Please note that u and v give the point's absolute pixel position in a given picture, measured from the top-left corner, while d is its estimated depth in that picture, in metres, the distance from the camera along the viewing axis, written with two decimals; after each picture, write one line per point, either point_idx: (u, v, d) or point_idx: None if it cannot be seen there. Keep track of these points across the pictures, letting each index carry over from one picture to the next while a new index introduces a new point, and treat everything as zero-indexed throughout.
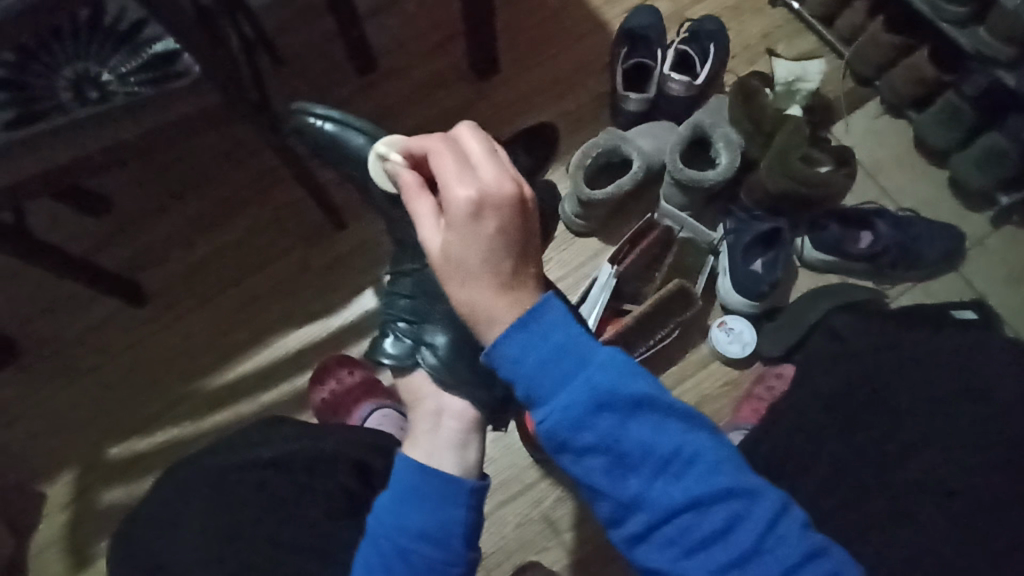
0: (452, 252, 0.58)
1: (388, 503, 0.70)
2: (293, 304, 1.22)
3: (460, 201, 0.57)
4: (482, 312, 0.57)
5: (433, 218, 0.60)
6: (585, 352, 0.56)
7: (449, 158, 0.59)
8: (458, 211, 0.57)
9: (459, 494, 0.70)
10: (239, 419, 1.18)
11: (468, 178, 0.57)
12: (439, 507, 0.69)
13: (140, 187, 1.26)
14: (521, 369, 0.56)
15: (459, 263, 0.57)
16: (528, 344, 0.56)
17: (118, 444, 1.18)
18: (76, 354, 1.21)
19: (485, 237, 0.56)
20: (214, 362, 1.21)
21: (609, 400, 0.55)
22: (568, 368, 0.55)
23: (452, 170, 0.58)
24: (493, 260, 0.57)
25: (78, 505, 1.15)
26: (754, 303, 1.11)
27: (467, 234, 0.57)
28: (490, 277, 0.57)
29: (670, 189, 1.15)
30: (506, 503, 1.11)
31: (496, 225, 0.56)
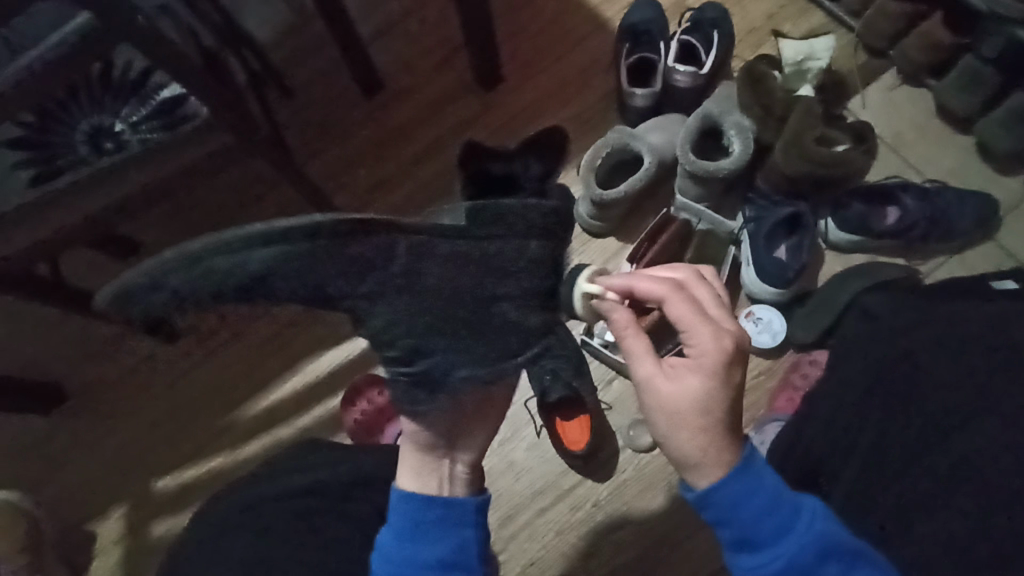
0: (697, 397, 0.65)
1: (395, 537, 0.70)
2: (321, 328, 1.25)
3: (699, 356, 0.66)
4: (696, 455, 0.65)
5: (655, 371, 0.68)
6: (786, 504, 0.64)
7: (681, 308, 0.69)
8: (683, 366, 0.67)
9: (467, 514, 0.72)
10: (277, 445, 1.20)
11: (703, 334, 0.67)
12: (449, 531, 0.71)
13: (164, 226, 1.30)
14: (735, 510, 0.65)
15: (686, 411, 0.65)
16: (743, 495, 0.65)
17: (164, 477, 1.21)
18: (119, 394, 1.25)
19: (711, 386, 0.65)
20: (250, 392, 1.24)
21: (829, 555, 0.62)
22: (783, 516, 0.64)
23: (697, 324, 0.68)
24: (706, 411, 0.65)
25: (131, 540, 1.19)
26: (780, 290, 1.09)
27: (687, 377, 0.66)
28: (707, 434, 0.65)
29: (684, 182, 1.13)
30: (545, 511, 1.11)
31: (723, 379, 0.66)
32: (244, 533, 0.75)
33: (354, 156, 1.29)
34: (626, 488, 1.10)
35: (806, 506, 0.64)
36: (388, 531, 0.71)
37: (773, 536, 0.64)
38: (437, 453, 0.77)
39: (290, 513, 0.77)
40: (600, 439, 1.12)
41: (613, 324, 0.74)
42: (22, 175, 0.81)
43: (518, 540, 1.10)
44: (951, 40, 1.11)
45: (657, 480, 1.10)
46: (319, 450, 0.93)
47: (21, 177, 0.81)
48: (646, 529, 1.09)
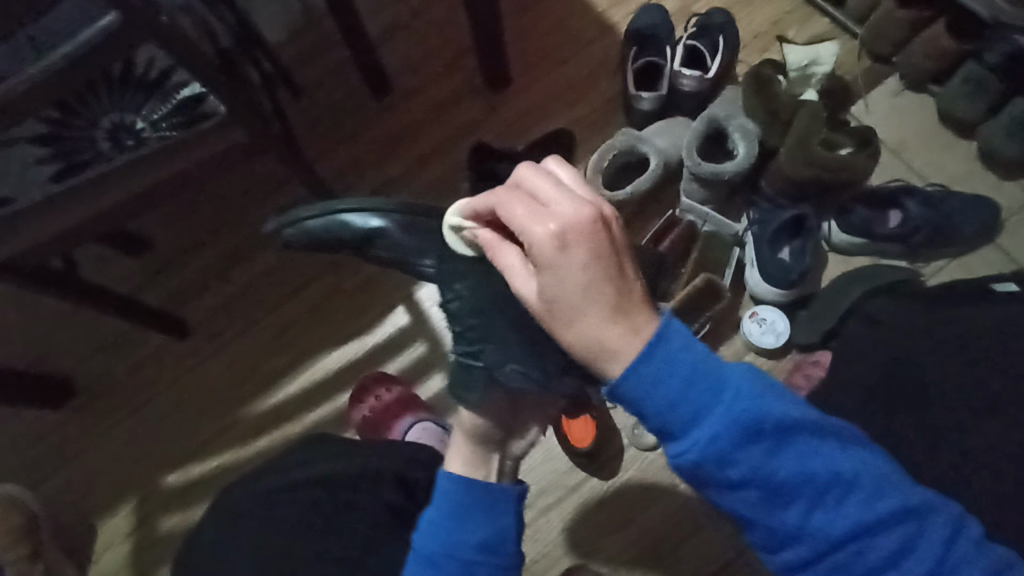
0: (549, 290, 0.53)
1: (437, 519, 0.72)
2: (330, 326, 1.26)
3: (531, 250, 0.52)
4: (596, 346, 0.53)
5: (522, 268, 0.56)
6: (712, 369, 0.53)
7: (511, 206, 0.54)
8: (548, 248, 0.51)
9: (505, 501, 0.74)
10: (286, 441, 1.22)
11: (530, 227, 0.52)
12: (487, 519, 0.72)
13: (175, 223, 1.32)
14: (660, 398, 0.52)
15: (549, 306, 0.53)
16: (665, 377, 0.52)
17: (172, 472, 1.22)
18: (128, 389, 1.27)
19: (565, 267, 0.51)
20: (258, 388, 1.25)
21: (755, 434, 0.52)
22: (711, 393, 0.52)
23: (525, 211, 0.53)
24: (570, 300, 0.52)
25: (138, 534, 1.20)
26: (783, 291, 1.10)
27: (560, 262, 0.51)
28: (587, 316, 0.53)
29: (690, 184, 1.15)
30: (549, 509, 1.12)
31: (575, 257, 0.51)
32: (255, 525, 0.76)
33: (363, 156, 1.31)
34: (630, 486, 1.12)
35: (737, 379, 0.53)
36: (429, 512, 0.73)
37: (710, 414, 0.52)
38: (493, 445, 0.77)
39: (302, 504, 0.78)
40: (605, 437, 1.13)
41: (481, 245, 0.61)
42: (43, 171, 0.83)
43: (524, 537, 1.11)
44: (953, 45, 1.13)
45: (661, 478, 1.12)
46: (328, 445, 0.94)
47: (42, 172, 0.83)
48: (649, 526, 1.10)
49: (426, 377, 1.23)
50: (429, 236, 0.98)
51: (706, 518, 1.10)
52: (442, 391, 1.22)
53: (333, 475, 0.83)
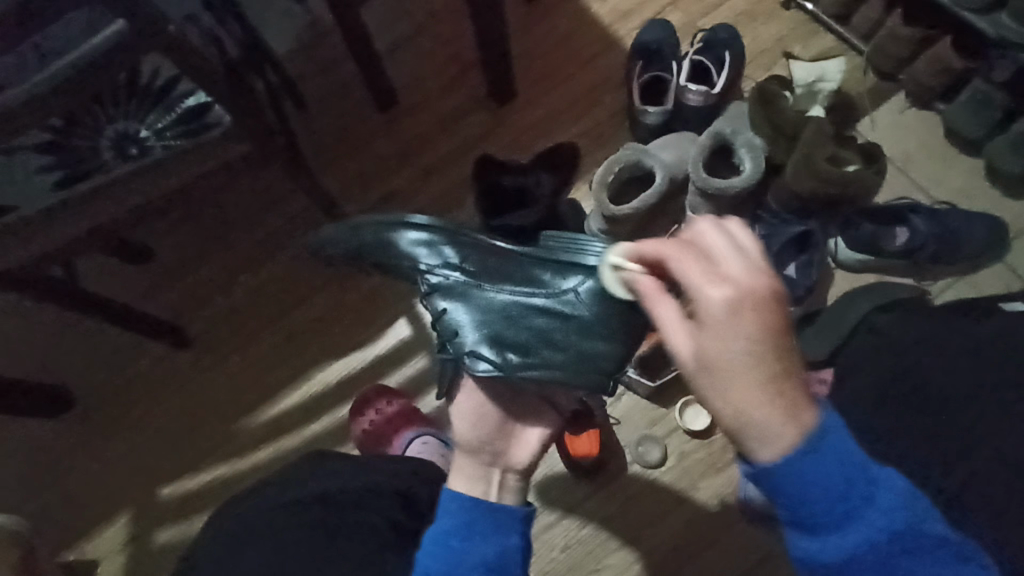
0: (710, 352, 0.52)
1: (444, 537, 0.70)
2: (332, 338, 1.25)
3: (695, 311, 0.53)
4: (745, 419, 0.51)
5: (679, 319, 0.56)
6: (866, 471, 0.52)
7: (681, 256, 0.55)
8: (718, 307, 0.51)
9: (514, 520, 0.73)
10: (286, 454, 1.20)
11: (697, 281, 0.53)
12: (496, 537, 0.72)
13: (177, 232, 1.31)
14: (809, 486, 0.50)
15: (706, 369, 0.52)
16: (824, 460, 0.50)
17: (169, 485, 1.21)
18: (126, 400, 1.25)
19: (726, 335, 0.51)
20: (258, 399, 1.24)
21: (910, 540, 0.50)
22: (859, 491, 0.51)
23: (698, 272, 0.53)
24: (735, 372, 0.51)
25: (134, 547, 1.18)
26: (790, 307, 1.10)
27: (731, 332, 0.51)
28: (753, 395, 0.50)
29: (696, 200, 1.15)
30: (551, 527, 1.10)
31: (743, 326, 0.50)
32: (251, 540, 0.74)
33: (367, 168, 1.31)
34: (634, 503, 1.10)
35: (889, 482, 0.52)
36: (439, 529, 0.71)
37: (848, 508, 0.51)
38: (490, 458, 0.79)
39: (300, 519, 0.77)
40: (609, 453, 1.12)
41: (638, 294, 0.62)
42: (48, 178, 0.83)
43: (526, 554, 1.09)
44: (959, 62, 1.13)
45: (665, 495, 1.10)
46: (327, 460, 0.93)
47: (46, 180, 0.83)
48: (652, 546, 1.08)
49: (427, 390, 1.21)
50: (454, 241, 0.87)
51: (710, 537, 1.08)
52: (443, 405, 1.20)
53: (331, 492, 0.81)
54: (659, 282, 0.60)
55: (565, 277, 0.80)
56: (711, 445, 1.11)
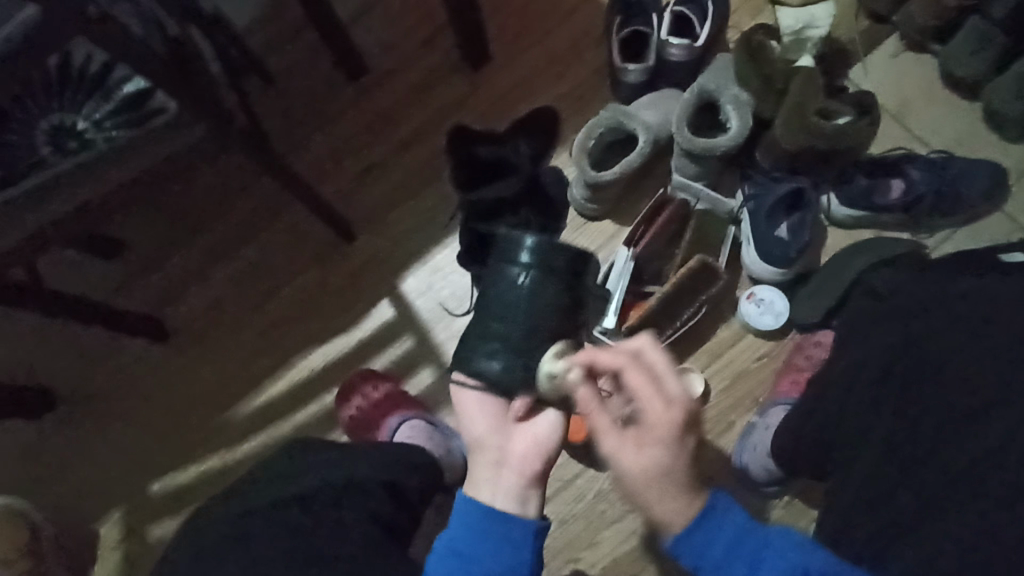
0: (650, 468, 0.62)
1: (454, 541, 0.67)
2: (315, 323, 1.22)
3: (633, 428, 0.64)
4: (659, 522, 0.63)
5: (614, 430, 0.64)
6: (752, 545, 0.60)
7: (646, 394, 0.63)
8: (659, 428, 0.62)
9: (525, 535, 0.68)
10: (276, 443, 1.18)
11: (654, 406, 0.63)
12: (508, 551, 0.67)
13: (148, 223, 1.27)
14: (704, 556, 0.62)
15: (644, 477, 0.62)
16: (708, 531, 0.61)
17: (161, 480, 1.19)
18: (110, 397, 1.23)
19: (655, 465, 0.62)
20: (243, 390, 1.22)
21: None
22: (757, 553, 0.60)
23: (644, 383, 0.64)
24: (670, 474, 0.62)
25: (130, 543, 1.17)
26: (782, 270, 1.06)
27: (656, 452, 0.62)
28: (668, 499, 0.62)
29: (683, 161, 1.10)
30: (546, 502, 1.09)
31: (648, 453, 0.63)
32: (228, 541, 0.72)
33: (340, 145, 1.25)
34: None
35: (776, 534, 0.60)
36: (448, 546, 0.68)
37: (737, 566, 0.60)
38: (497, 456, 0.73)
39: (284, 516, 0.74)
40: None
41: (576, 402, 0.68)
42: None
43: None
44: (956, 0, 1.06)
45: None
46: (313, 454, 0.91)
47: None
48: (647, 517, 1.07)
49: (414, 371, 1.19)
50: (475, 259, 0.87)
51: None
52: (432, 386, 1.18)
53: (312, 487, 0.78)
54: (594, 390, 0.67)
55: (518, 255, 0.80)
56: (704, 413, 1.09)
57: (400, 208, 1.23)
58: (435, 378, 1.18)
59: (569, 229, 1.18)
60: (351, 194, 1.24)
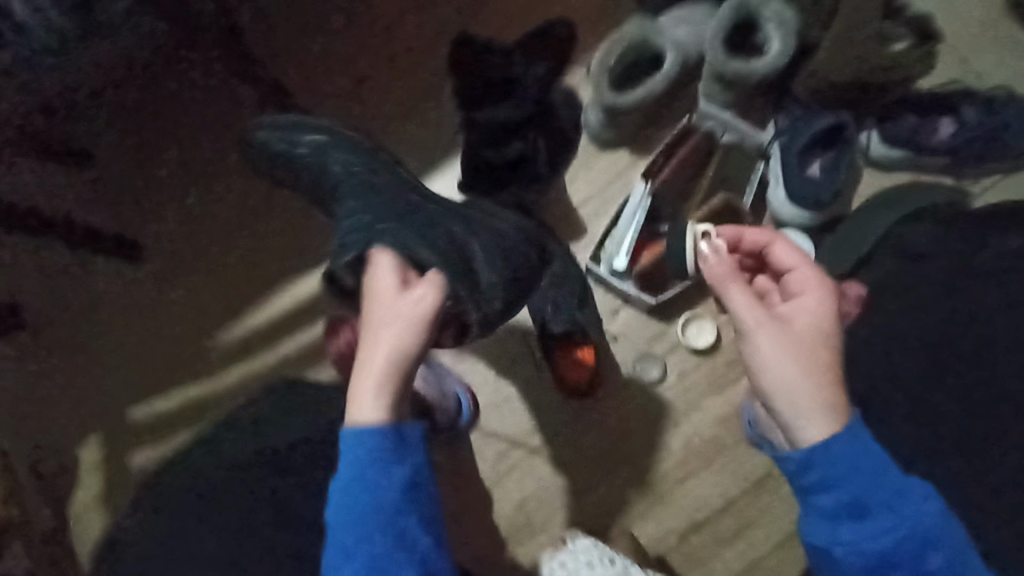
0: (820, 346, 0.63)
1: (361, 486, 0.61)
2: (301, 249, 1.14)
3: (800, 321, 0.64)
4: (802, 404, 0.60)
5: (757, 306, 0.65)
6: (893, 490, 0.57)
7: (823, 289, 0.66)
8: (830, 316, 0.65)
9: (392, 452, 0.63)
10: (262, 372, 1.12)
11: (829, 303, 0.65)
12: (389, 476, 0.62)
13: (115, 131, 1.14)
14: (849, 483, 0.57)
15: (818, 356, 0.62)
16: (855, 459, 0.57)
17: (140, 407, 1.14)
18: (84, 317, 1.15)
19: (807, 364, 0.62)
20: (224, 319, 1.14)
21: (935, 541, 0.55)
22: (902, 498, 0.56)
23: (814, 282, 0.67)
24: (829, 363, 0.62)
25: (110, 470, 1.13)
26: (811, 216, 0.97)
27: (814, 334, 0.63)
28: (825, 384, 0.61)
29: (712, 85, 0.99)
30: (541, 449, 1.03)
31: (816, 336, 0.63)
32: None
33: (331, 51, 1.13)
34: (630, 425, 1.03)
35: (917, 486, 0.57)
36: (345, 471, 0.62)
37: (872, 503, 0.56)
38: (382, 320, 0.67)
39: None
40: (603, 372, 1.04)
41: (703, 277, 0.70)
42: None
43: (511, 477, 1.03)
44: None
45: (663, 417, 1.03)
46: None
47: None
48: (647, 468, 1.02)
49: None
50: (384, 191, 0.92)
51: (710, 460, 1.01)
52: None
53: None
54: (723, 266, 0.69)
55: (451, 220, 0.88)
56: (713, 362, 1.03)
57: (398, 126, 1.11)
58: None
59: (580, 157, 1.08)
60: (341, 110, 1.12)
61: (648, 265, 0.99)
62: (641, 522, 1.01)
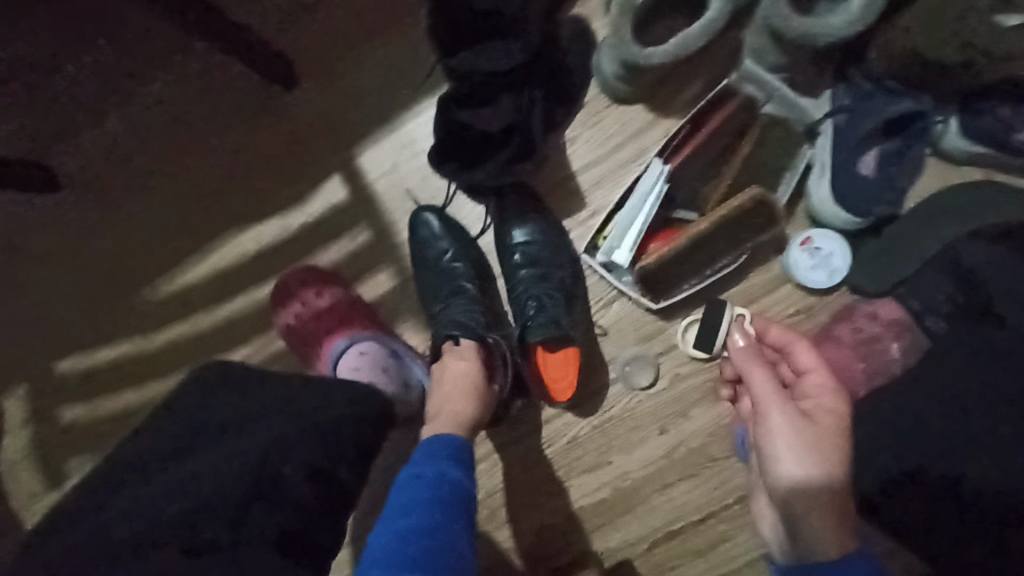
0: (830, 432, 0.64)
1: (426, 464, 0.66)
2: (247, 194, 0.98)
3: (811, 410, 0.66)
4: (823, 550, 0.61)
5: (778, 389, 0.66)
6: None
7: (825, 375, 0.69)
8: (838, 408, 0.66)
9: (452, 451, 0.69)
10: (201, 335, 0.99)
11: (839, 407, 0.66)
12: (445, 463, 0.67)
13: (36, 38, 0.99)
14: None
15: (837, 483, 0.62)
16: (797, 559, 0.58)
17: (68, 358, 1.02)
18: (7, 252, 1.03)
19: (830, 493, 0.62)
20: (161, 267, 1.00)
21: None
22: None
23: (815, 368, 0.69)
24: (844, 499, 0.62)
25: (40, 422, 1.03)
26: (858, 221, 0.80)
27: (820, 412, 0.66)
28: (836, 523, 0.61)
29: (763, 40, 0.77)
30: (511, 441, 0.95)
31: (829, 447, 0.63)
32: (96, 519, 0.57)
33: None
34: (611, 425, 0.93)
35: None
36: (418, 466, 0.66)
37: None
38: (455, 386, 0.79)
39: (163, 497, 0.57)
40: (587, 367, 0.93)
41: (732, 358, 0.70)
42: None
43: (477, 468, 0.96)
44: None
45: (648, 421, 0.93)
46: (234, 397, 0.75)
47: None
48: (623, 472, 0.93)
49: (369, 274, 0.96)
50: (450, 236, 0.91)
51: (694, 470, 0.93)
52: (390, 293, 0.96)
53: (209, 450, 0.61)
54: (752, 352, 0.70)
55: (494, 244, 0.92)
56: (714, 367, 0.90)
57: (363, 53, 0.95)
58: (395, 285, 0.96)
59: (587, 109, 0.89)
60: (292, 27, 0.96)
61: (653, 264, 0.81)
62: (610, 526, 0.93)
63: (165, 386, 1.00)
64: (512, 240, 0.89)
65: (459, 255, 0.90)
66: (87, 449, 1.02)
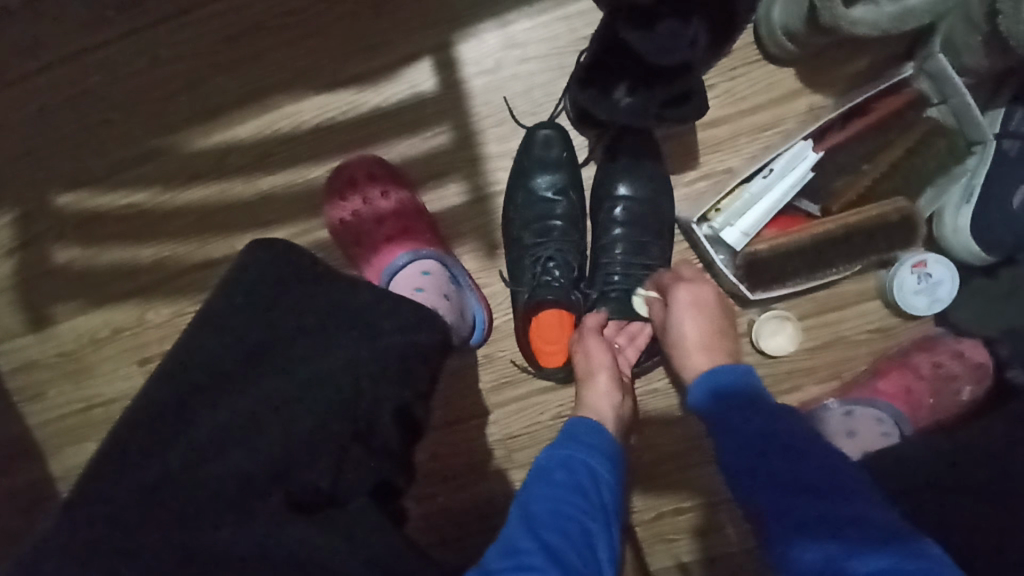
0: (699, 318, 0.69)
1: (577, 454, 0.60)
2: (315, 52, 0.84)
3: (679, 307, 0.71)
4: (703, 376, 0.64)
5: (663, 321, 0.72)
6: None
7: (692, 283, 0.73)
8: (695, 300, 0.70)
9: (603, 443, 0.62)
10: (231, 205, 0.86)
11: (692, 292, 0.71)
12: (597, 460, 0.60)
13: None
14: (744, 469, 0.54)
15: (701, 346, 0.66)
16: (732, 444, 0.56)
17: (70, 193, 0.88)
18: (9, 44, 0.86)
19: (693, 343, 0.67)
20: (199, 113, 0.86)
21: None
22: None
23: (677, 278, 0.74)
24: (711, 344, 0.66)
25: (26, 256, 0.90)
26: (985, 258, 0.74)
27: (686, 311, 0.70)
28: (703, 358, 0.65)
29: (970, 36, 0.67)
30: (549, 389, 0.86)
31: (703, 331, 0.68)
32: (133, 416, 0.48)
33: None
34: (654, 401, 0.88)
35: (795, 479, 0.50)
36: (566, 449, 0.60)
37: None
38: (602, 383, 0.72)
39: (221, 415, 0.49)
40: None
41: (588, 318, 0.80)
42: None
43: (510, 407, 0.87)
44: None
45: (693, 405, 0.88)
46: None
47: None
48: (650, 445, 0.88)
49: (439, 180, 0.85)
50: (556, 167, 0.82)
51: None
52: (458, 209, 0.85)
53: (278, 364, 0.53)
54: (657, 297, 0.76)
55: (598, 186, 0.83)
56: (779, 366, 0.85)
57: None
58: (464, 200, 0.85)
59: (730, 60, 0.80)
60: None
61: (764, 252, 0.75)
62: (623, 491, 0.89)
63: (177, 249, 0.88)
64: (613, 190, 0.82)
65: (560, 187, 0.82)
66: (78, 299, 0.90)
